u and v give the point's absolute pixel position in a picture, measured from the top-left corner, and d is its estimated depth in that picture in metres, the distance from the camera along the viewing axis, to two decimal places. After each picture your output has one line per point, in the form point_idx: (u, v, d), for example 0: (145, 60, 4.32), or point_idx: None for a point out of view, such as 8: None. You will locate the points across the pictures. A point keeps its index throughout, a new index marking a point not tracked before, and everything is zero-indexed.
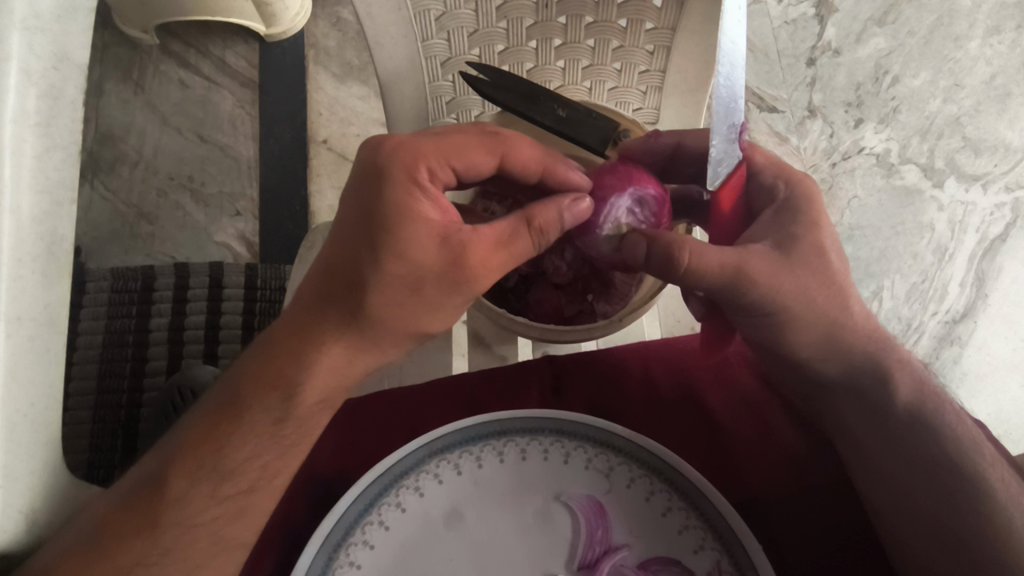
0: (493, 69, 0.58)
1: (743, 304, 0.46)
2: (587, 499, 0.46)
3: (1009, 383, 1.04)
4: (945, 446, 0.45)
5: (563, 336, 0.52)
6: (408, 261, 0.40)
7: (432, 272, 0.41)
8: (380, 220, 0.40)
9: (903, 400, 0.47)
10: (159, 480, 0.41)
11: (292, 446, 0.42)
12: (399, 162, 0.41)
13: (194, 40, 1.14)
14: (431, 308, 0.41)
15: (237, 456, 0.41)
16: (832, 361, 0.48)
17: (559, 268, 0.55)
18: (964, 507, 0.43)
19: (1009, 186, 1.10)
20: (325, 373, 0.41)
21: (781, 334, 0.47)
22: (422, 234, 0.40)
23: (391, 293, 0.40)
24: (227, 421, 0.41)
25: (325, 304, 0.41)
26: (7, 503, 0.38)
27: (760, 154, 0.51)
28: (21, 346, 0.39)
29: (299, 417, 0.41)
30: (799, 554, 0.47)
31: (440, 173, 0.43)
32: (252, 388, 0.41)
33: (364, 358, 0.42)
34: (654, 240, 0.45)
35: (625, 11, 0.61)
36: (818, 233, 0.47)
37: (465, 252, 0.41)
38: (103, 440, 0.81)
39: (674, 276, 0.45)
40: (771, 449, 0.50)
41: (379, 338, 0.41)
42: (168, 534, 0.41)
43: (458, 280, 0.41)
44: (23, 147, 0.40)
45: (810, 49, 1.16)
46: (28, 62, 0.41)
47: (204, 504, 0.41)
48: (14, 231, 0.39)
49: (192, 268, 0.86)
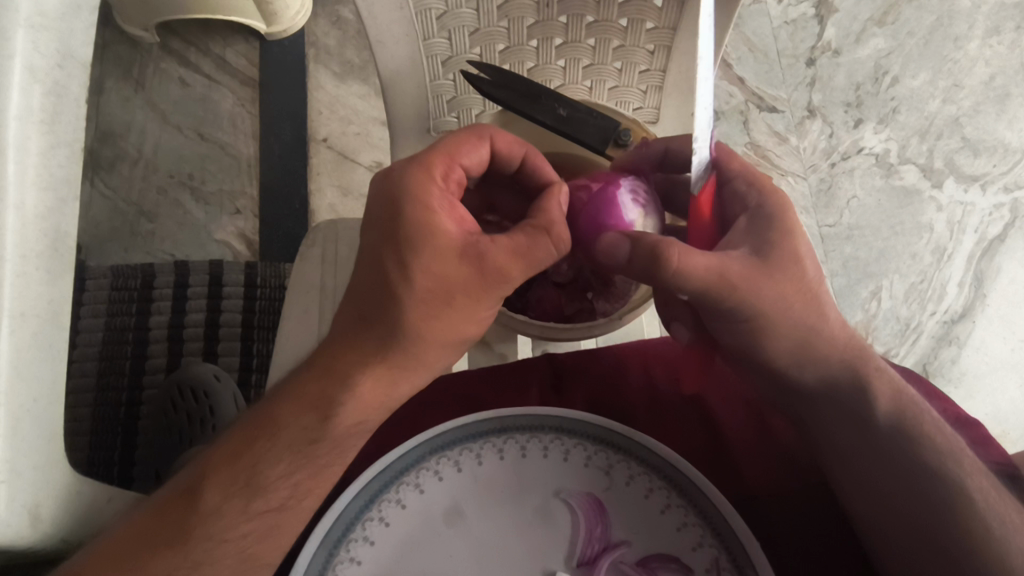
0: (495, 68, 0.58)
1: (719, 305, 0.46)
2: (585, 496, 0.46)
3: (1008, 383, 1.04)
4: (923, 454, 0.45)
5: (561, 337, 0.54)
6: (435, 275, 0.41)
7: (459, 283, 0.41)
8: (403, 237, 0.41)
9: (882, 410, 0.47)
10: (193, 489, 0.41)
11: (325, 465, 0.42)
12: (412, 179, 0.42)
13: (195, 38, 1.14)
14: (465, 318, 0.43)
15: (271, 472, 0.41)
16: (809, 367, 0.48)
17: (559, 267, 0.55)
18: (942, 508, 0.43)
19: (1008, 187, 1.11)
20: (369, 394, 0.42)
21: (758, 339, 0.48)
22: (445, 250, 0.41)
23: (422, 309, 0.41)
24: (263, 439, 0.42)
25: (361, 330, 0.42)
26: (11, 499, 0.37)
27: (737, 164, 0.51)
28: (25, 343, 0.39)
29: (332, 437, 0.42)
30: (788, 547, 0.47)
31: (452, 179, 0.44)
32: (292, 408, 0.42)
33: (402, 378, 0.43)
34: (636, 240, 0.45)
35: (627, 10, 0.62)
36: (794, 243, 0.47)
37: (488, 261, 0.42)
38: (104, 437, 0.80)
39: (658, 279, 0.45)
40: (766, 447, 0.51)
41: (423, 355, 0.42)
42: (199, 547, 0.40)
43: (485, 285, 0.42)
44: (27, 144, 0.40)
45: (810, 49, 1.17)
46: (32, 59, 0.41)
47: (238, 516, 0.41)
48: (20, 226, 0.40)
49: (191, 267, 0.86)
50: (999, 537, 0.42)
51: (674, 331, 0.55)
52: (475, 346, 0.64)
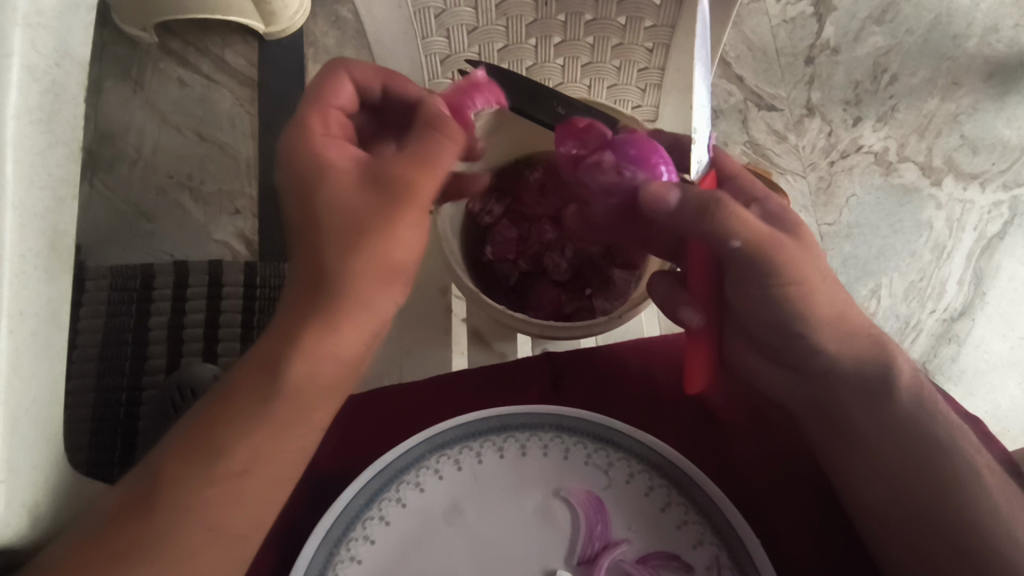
0: (493, 64, 0.56)
1: (763, 267, 0.45)
2: (586, 493, 0.46)
3: (1008, 380, 1.04)
4: (939, 433, 0.44)
5: (562, 334, 0.53)
6: (339, 208, 0.41)
7: (361, 207, 0.41)
8: (303, 187, 0.42)
9: (904, 391, 0.46)
10: (158, 463, 0.39)
11: (285, 427, 0.39)
12: (295, 138, 0.44)
13: (194, 39, 1.14)
14: (379, 236, 0.40)
15: (226, 436, 0.38)
16: (851, 343, 0.47)
17: (558, 264, 0.58)
18: (956, 491, 0.42)
19: (1007, 185, 1.11)
20: (316, 343, 0.39)
21: (798, 313, 0.47)
22: (339, 184, 0.41)
23: (336, 241, 0.40)
24: (221, 405, 0.39)
25: (302, 286, 0.41)
26: (9, 499, 0.37)
27: (738, 164, 0.52)
28: (24, 343, 0.39)
29: (288, 394, 0.39)
30: (794, 542, 0.47)
31: (329, 126, 0.45)
32: (245, 373, 0.40)
33: (341, 321, 0.40)
34: (685, 190, 0.44)
35: (626, 8, 0.61)
36: (812, 231, 0.48)
37: (384, 172, 0.41)
38: (103, 438, 0.80)
39: (704, 229, 0.44)
40: (768, 440, 0.51)
41: (355, 294, 0.40)
42: (167, 517, 0.37)
43: (389, 203, 0.41)
44: (25, 143, 0.40)
45: (809, 47, 1.17)
46: (29, 58, 0.40)
47: (199, 484, 0.38)
48: (19, 226, 0.39)
49: (192, 268, 0.86)
50: (1003, 523, 0.41)
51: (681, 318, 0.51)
52: (474, 343, 0.64)
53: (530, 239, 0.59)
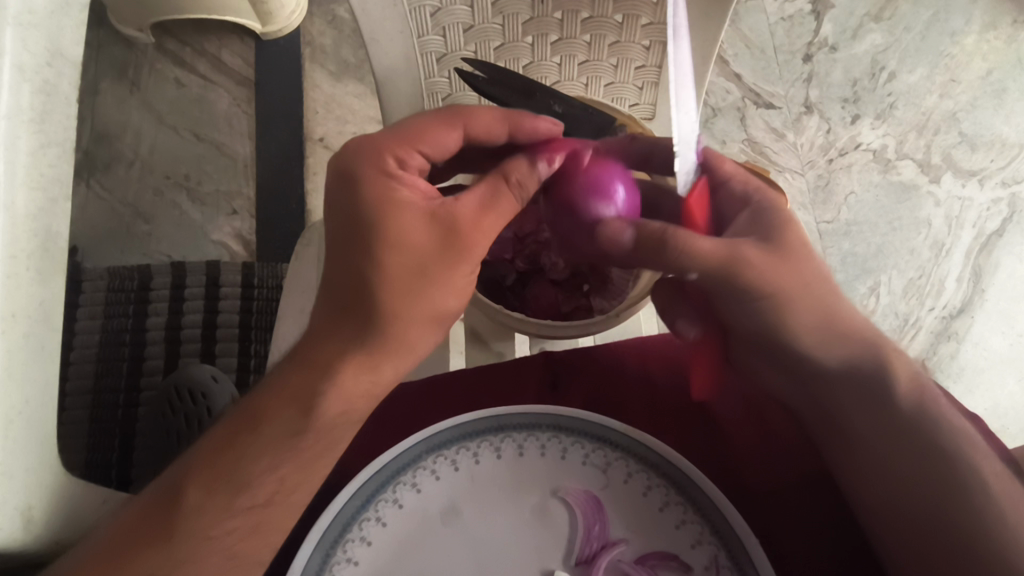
0: (488, 66, 0.57)
1: (732, 287, 0.47)
2: (583, 494, 0.46)
3: (1007, 378, 1.04)
4: (941, 437, 0.44)
5: (564, 331, 0.53)
6: (404, 245, 0.41)
7: (428, 245, 0.42)
8: (366, 219, 0.42)
9: (903, 394, 0.46)
10: (176, 488, 0.39)
11: (311, 457, 0.41)
12: (367, 161, 0.43)
13: (190, 39, 1.14)
14: (438, 287, 0.42)
15: (257, 467, 0.40)
16: (833, 348, 0.47)
17: (556, 263, 0.57)
18: (960, 494, 0.42)
19: (1005, 182, 1.11)
20: (352, 382, 0.41)
21: (780, 320, 0.47)
22: (409, 217, 0.42)
23: (395, 283, 0.41)
24: (247, 431, 0.40)
25: (339, 317, 0.41)
26: (3, 503, 0.37)
27: (726, 162, 0.52)
28: (16, 345, 0.38)
29: (318, 428, 0.40)
30: (793, 544, 0.47)
31: (410, 159, 0.45)
32: (274, 404, 0.40)
33: (385, 363, 0.42)
34: (639, 228, 0.45)
35: (622, 6, 0.62)
36: (796, 232, 0.48)
37: (448, 218, 0.42)
38: (101, 439, 0.79)
39: (664, 262, 0.45)
40: (771, 441, 0.50)
41: (402, 335, 0.42)
42: (184, 546, 0.38)
43: (454, 246, 0.42)
44: (17, 143, 0.39)
45: (807, 45, 1.16)
46: (21, 58, 0.40)
47: (223, 513, 0.39)
48: (10, 226, 0.39)
49: (189, 268, 0.84)
50: (1007, 526, 0.41)
51: (677, 327, 0.55)
52: (472, 343, 0.64)
53: (526, 239, 0.58)
